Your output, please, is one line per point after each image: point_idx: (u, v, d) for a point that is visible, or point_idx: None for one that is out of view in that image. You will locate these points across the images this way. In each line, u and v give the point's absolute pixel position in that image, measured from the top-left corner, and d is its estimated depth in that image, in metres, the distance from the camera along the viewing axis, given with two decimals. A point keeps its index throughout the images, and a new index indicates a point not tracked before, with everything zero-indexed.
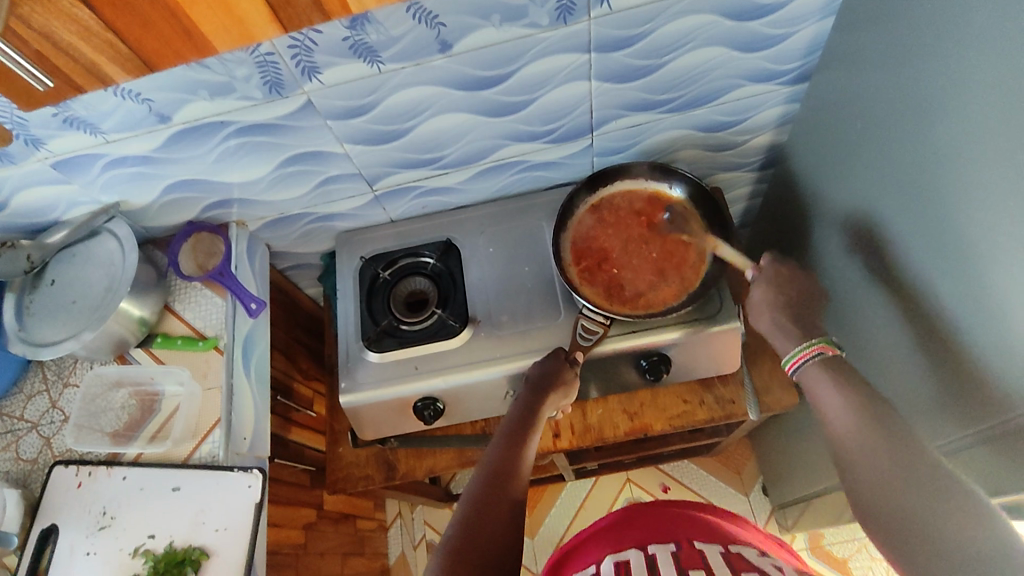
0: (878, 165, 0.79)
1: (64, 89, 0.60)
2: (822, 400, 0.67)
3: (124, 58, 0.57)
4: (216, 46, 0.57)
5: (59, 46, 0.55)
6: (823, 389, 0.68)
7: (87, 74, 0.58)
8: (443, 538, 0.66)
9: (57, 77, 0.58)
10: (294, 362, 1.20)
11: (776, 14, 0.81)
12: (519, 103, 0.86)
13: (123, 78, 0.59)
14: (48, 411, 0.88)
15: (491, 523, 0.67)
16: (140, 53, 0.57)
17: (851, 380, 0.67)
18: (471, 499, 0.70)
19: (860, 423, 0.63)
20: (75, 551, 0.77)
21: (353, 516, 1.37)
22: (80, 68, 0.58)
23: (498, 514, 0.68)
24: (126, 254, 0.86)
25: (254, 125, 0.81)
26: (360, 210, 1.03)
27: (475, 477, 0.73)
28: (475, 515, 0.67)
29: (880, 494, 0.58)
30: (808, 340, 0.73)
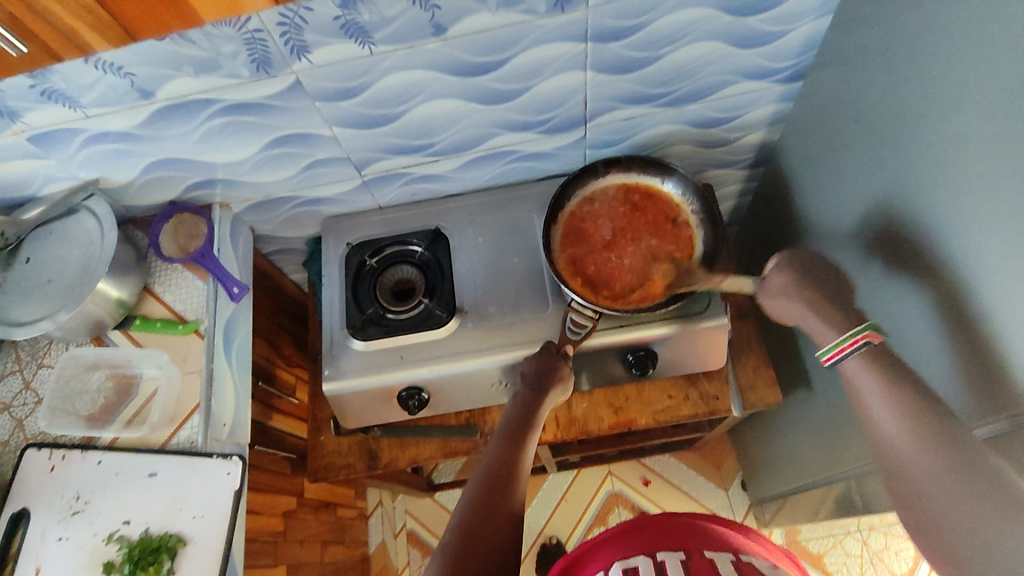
0: (870, 166, 0.79)
1: (39, 55, 0.61)
2: (858, 389, 0.66)
3: (101, 25, 0.59)
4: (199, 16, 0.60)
5: (39, 15, 0.57)
6: (860, 377, 0.66)
7: (66, 42, 0.61)
8: (439, 543, 0.66)
9: (34, 43, 0.59)
10: (276, 348, 1.18)
11: (774, 10, 0.80)
12: (513, 91, 0.85)
13: (102, 46, 0.62)
14: (21, 392, 0.85)
15: (495, 527, 0.67)
16: (119, 20, 0.59)
17: (892, 369, 0.64)
18: (468, 503, 0.69)
19: (901, 422, 0.61)
20: (46, 536, 0.75)
21: (333, 504, 1.36)
22: (59, 36, 0.60)
23: (495, 517, 0.68)
24: (105, 233, 0.84)
25: (240, 104, 0.79)
26: (347, 195, 1.01)
27: (473, 481, 0.73)
28: (477, 520, 0.67)
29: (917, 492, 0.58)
30: (853, 329, 0.68)
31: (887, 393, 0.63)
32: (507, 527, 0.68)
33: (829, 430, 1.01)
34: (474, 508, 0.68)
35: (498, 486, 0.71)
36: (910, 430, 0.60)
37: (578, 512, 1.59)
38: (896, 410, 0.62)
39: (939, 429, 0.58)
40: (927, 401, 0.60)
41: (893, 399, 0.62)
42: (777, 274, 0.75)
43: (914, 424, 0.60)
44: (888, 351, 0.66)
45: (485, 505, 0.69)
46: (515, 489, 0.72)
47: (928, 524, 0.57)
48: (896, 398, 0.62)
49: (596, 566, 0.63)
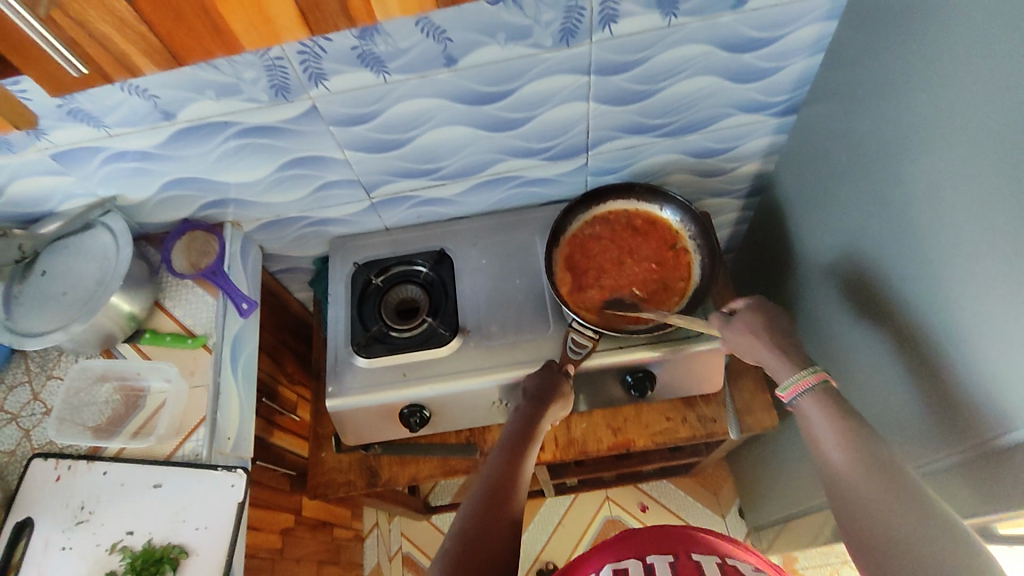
0: (863, 197, 0.82)
1: (94, 78, 0.63)
2: (811, 423, 0.70)
3: (154, 50, 0.61)
4: (242, 44, 0.62)
5: (100, 40, 0.59)
6: (812, 412, 0.70)
7: (117, 62, 0.62)
8: (438, 554, 0.67)
9: (91, 65, 0.61)
10: (280, 364, 1.19)
11: (768, 48, 0.85)
12: (519, 119, 0.88)
13: (149, 68, 0.63)
14: (29, 402, 0.87)
15: (495, 534, 0.68)
16: (168, 46, 0.61)
17: (842, 406, 0.69)
18: (468, 516, 0.70)
19: (852, 451, 0.64)
20: (50, 545, 0.76)
21: (330, 524, 1.36)
22: (111, 58, 0.62)
23: (493, 531, 0.69)
24: (121, 248, 0.86)
25: (257, 127, 0.82)
26: (355, 216, 1.04)
27: (473, 493, 0.74)
28: (478, 528, 0.68)
29: (862, 513, 0.59)
30: (808, 367, 0.75)
31: (837, 425, 0.67)
32: (505, 541, 0.68)
33: None
34: (476, 517, 0.70)
35: (499, 496, 0.72)
36: (857, 457, 0.63)
37: (575, 537, 1.59)
38: (842, 441, 0.65)
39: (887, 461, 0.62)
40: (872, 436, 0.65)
41: (841, 430, 0.66)
42: (746, 313, 0.84)
43: (863, 455, 0.63)
44: (838, 391, 0.72)
45: (482, 518, 0.69)
46: (516, 500, 0.73)
47: (869, 543, 0.57)
48: (846, 429, 0.66)
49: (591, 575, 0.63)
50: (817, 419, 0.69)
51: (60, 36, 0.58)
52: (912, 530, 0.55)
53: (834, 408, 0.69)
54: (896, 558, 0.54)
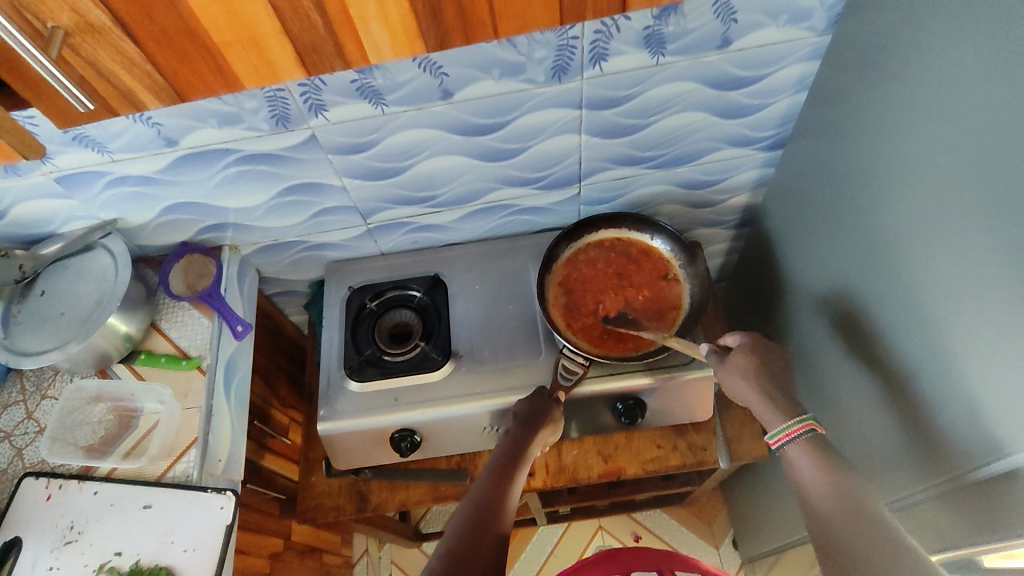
0: (848, 230, 0.84)
1: (100, 112, 0.59)
2: (799, 470, 0.73)
3: (159, 87, 0.56)
4: (246, 83, 0.58)
5: (103, 74, 0.54)
6: (801, 458, 0.74)
7: (123, 100, 0.58)
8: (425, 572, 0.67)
9: (97, 102, 0.57)
10: (273, 387, 1.20)
11: (753, 86, 0.88)
12: (513, 150, 0.91)
13: (154, 105, 0.59)
14: (22, 421, 0.87)
15: (479, 559, 0.68)
16: (173, 83, 0.56)
17: (829, 456, 0.73)
18: (456, 535, 0.71)
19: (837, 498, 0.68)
20: (37, 565, 0.76)
21: (319, 550, 1.35)
22: (117, 94, 0.57)
23: (481, 551, 0.69)
24: (120, 270, 0.88)
25: (257, 154, 0.84)
26: (352, 241, 1.06)
27: (460, 514, 0.74)
28: (462, 551, 0.69)
29: (843, 549, 0.63)
30: (797, 418, 0.78)
31: (824, 469, 0.71)
32: (491, 561, 0.69)
33: None
34: (461, 540, 0.70)
35: (484, 521, 0.73)
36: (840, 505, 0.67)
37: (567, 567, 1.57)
38: (828, 484, 0.70)
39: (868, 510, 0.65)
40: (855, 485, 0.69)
41: (828, 473, 0.71)
42: (739, 355, 0.85)
43: (846, 503, 0.67)
44: (828, 441, 0.75)
45: (472, 538, 0.70)
46: (500, 527, 0.73)
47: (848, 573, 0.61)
48: (830, 474, 0.70)
49: None
50: (804, 462, 0.73)
51: (68, 75, 0.53)
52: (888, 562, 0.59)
53: (823, 457, 0.73)
54: None
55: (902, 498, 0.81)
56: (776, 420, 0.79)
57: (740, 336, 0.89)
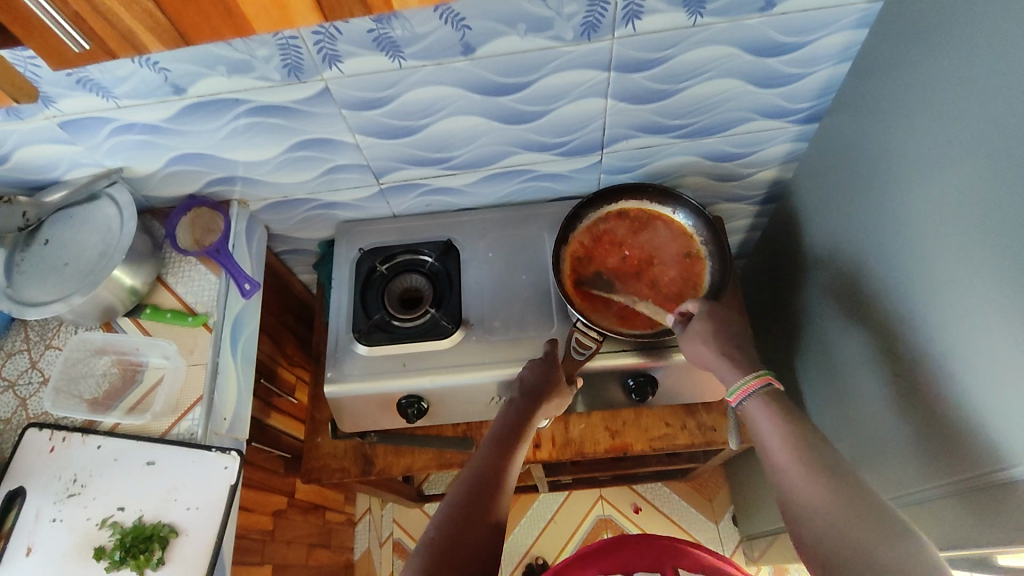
0: (882, 211, 0.80)
1: (97, 53, 0.56)
2: (756, 424, 0.72)
3: (161, 28, 0.54)
4: (256, 28, 0.55)
5: (99, 10, 0.52)
6: (757, 410, 0.73)
7: (121, 41, 0.55)
8: (421, 539, 0.67)
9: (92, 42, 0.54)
10: (279, 346, 1.19)
11: (794, 54, 0.82)
12: (535, 112, 0.86)
13: (157, 49, 0.57)
14: (27, 370, 0.86)
15: (475, 532, 0.67)
16: (176, 24, 0.54)
17: (783, 407, 0.72)
18: (453, 504, 0.70)
19: (794, 453, 0.67)
20: (40, 516, 0.75)
21: (323, 507, 1.36)
22: (116, 34, 0.55)
23: (477, 522, 0.68)
24: (125, 221, 0.85)
25: (268, 106, 0.81)
26: (363, 201, 1.02)
27: (459, 484, 0.73)
28: (458, 520, 0.68)
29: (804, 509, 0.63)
30: (753, 373, 0.77)
31: (778, 421, 0.71)
32: (486, 528, 0.68)
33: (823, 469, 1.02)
34: (456, 510, 0.69)
35: (482, 493, 0.71)
36: (796, 459, 0.66)
37: (566, 535, 1.59)
38: (790, 448, 0.68)
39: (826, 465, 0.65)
40: (811, 439, 0.68)
41: (789, 429, 0.69)
42: (695, 319, 0.83)
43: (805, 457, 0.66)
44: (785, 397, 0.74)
45: (470, 509, 0.69)
46: (498, 498, 0.72)
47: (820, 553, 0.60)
48: (785, 426, 0.70)
49: None
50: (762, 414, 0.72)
51: (61, 9, 0.51)
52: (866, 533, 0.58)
53: (780, 411, 0.72)
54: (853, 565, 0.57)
55: (916, 493, 0.79)
56: (733, 378, 0.78)
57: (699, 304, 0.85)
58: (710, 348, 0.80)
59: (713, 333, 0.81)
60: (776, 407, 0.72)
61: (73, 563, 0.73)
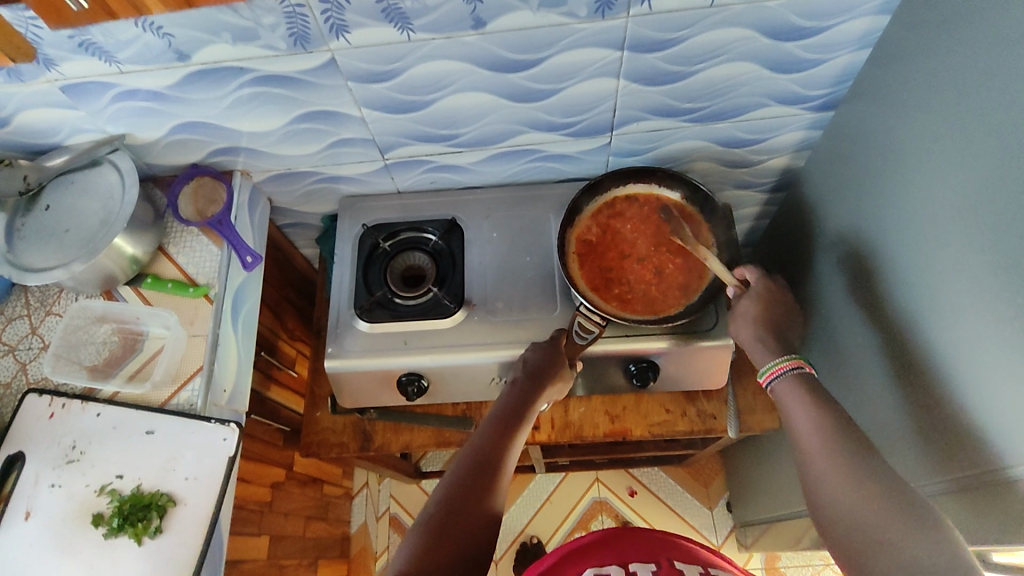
0: (895, 204, 0.79)
1: None
2: (788, 408, 0.73)
3: None
4: None
5: None
6: (788, 393, 0.74)
7: None
8: (420, 514, 0.67)
9: None
10: (280, 320, 1.18)
11: (813, 38, 0.80)
12: (545, 91, 0.85)
13: None
14: (27, 336, 0.86)
15: (471, 510, 0.67)
16: None
17: (817, 392, 0.72)
18: (451, 482, 0.70)
19: (822, 439, 0.67)
20: (40, 481, 0.76)
21: (321, 480, 1.37)
22: None
23: (475, 501, 0.68)
24: (126, 189, 0.84)
25: (273, 75, 0.79)
26: (367, 176, 1.01)
27: (458, 462, 0.73)
28: (456, 497, 0.68)
29: (830, 498, 0.63)
30: (788, 355, 0.78)
31: (809, 407, 0.71)
32: (482, 506, 0.68)
33: None
34: (454, 488, 0.69)
35: (481, 472, 0.71)
36: (827, 444, 0.66)
37: (561, 515, 1.60)
38: (821, 433, 0.68)
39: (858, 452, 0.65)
40: (846, 426, 0.68)
41: (819, 415, 0.69)
42: (746, 301, 0.84)
43: (835, 444, 0.66)
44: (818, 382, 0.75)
45: (466, 487, 0.69)
46: (497, 478, 0.72)
47: (859, 556, 0.59)
48: (817, 412, 0.70)
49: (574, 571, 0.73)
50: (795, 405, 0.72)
51: None
52: (891, 526, 0.58)
53: (812, 396, 0.72)
54: (878, 558, 0.58)
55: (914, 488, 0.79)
56: (766, 360, 0.79)
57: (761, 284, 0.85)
58: (751, 330, 0.82)
59: (761, 317, 0.82)
60: (808, 392, 0.73)
61: (70, 528, 0.74)
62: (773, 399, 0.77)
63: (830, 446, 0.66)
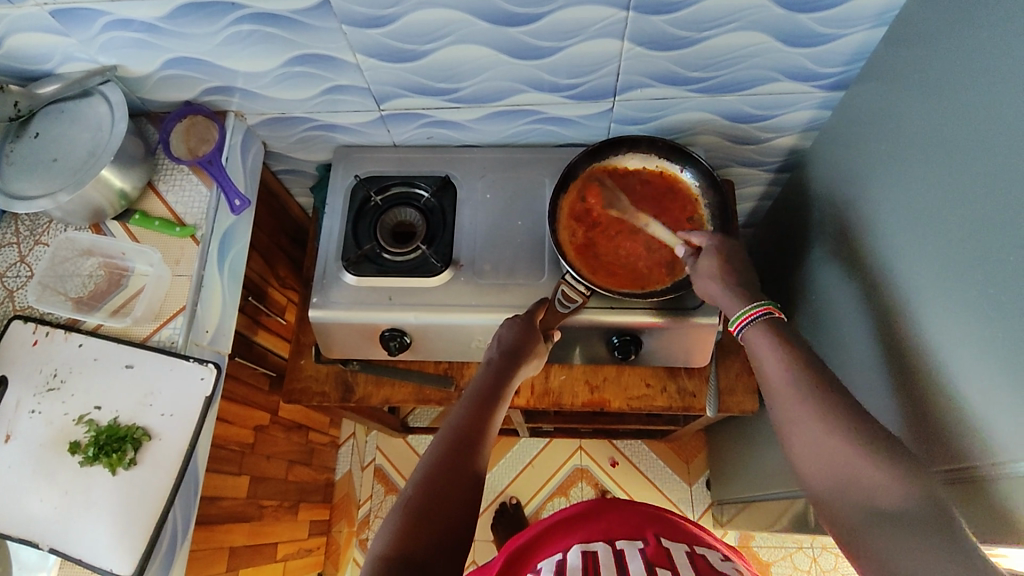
0: (899, 192, 0.76)
1: None
2: (757, 353, 0.72)
3: None
4: None
5: None
6: (759, 340, 0.72)
7: None
8: (402, 497, 0.67)
9: None
10: (271, 266, 1.19)
11: (829, 12, 0.77)
12: (546, 49, 0.82)
13: None
14: (16, 264, 0.87)
15: (456, 491, 0.67)
16: None
17: (789, 337, 0.70)
18: (429, 465, 0.69)
19: (793, 384, 0.66)
20: (20, 407, 0.77)
21: (306, 427, 1.39)
22: None
23: (455, 483, 0.68)
24: (116, 121, 0.83)
25: (267, 13, 0.77)
26: (363, 126, 0.99)
27: (439, 441, 0.72)
28: (440, 478, 0.68)
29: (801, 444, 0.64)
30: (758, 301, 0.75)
31: (779, 352, 0.69)
32: (466, 487, 0.68)
33: None
34: (438, 467, 0.68)
35: (463, 450, 0.71)
36: (798, 390, 0.66)
37: (542, 480, 1.62)
38: (793, 380, 0.67)
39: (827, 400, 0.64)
40: (821, 373, 0.66)
41: (790, 360, 0.68)
42: (706, 256, 0.81)
43: (806, 388, 0.65)
44: (789, 326, 0.73)
45: (445, 471, 0.68)
46: (479, 455, 0.71)
47: (834, 498, 0.61)
48: (789, 358, 0.68)
49: (566, 538, 0.76)
50: (770, 349, 0.70)
51: None
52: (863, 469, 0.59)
53: (782, 339, 0.70)
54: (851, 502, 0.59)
55: None
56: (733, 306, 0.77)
57: (708, 238, 0.83)
58: (718, 285, 0.79)
59: (722, 269, 0.79)
60: (778, 336, 0.71)
61: (48, 454, 0.75)
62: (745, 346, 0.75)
63: (801, 392, 0.65)
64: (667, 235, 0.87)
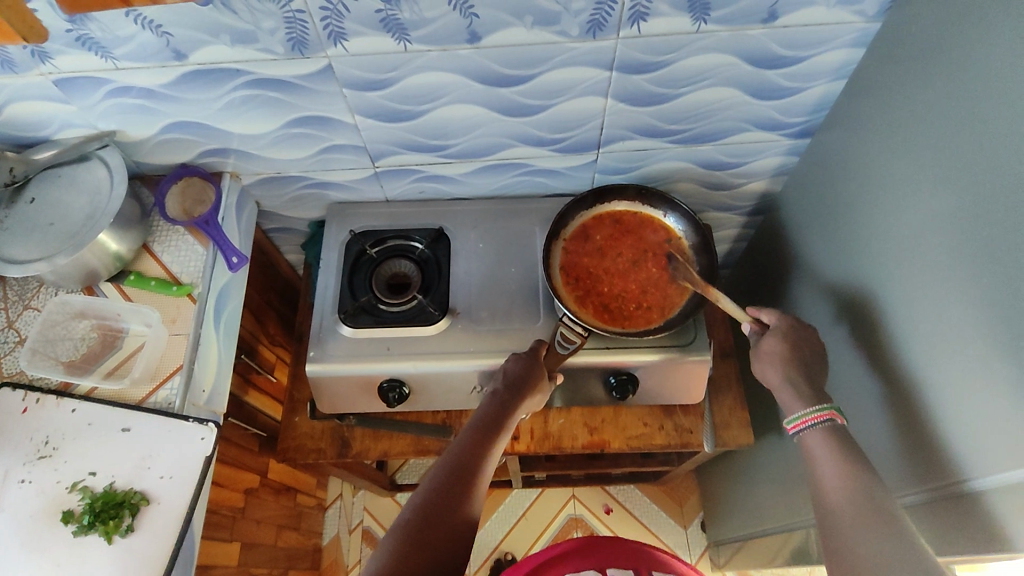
0: (871, 226, 0.82)
1: None
2: (813, 456, 0.73)
3: None
4: None
5: None
6: (817, 444, 0.74)
7: None
8: (397, 521, 0.67)
9: None
10: (261, 324, 1.18)
11: (793, 68, 0.84)
12: (535, 106, 0.87)
13: None
14: (3, 329, 0.85)
15: (449, 521, 0.67)
16: None
17: (847, 446, 0.72)
18: (426, 492, 0.70)
19: (845, 488, 0.68)
20: (9, 477, 0.74)
21: (294, 490, 1.35)
22: None
23: (450, 510, 0.68)
24: (115, 185, 0.84)
25: (268, 79, 0.80)
26: (356, 182, 1.02)
27: (437, 469, 0.73)
28: (435, 504, 0.68)
29: (843, 540, 0.65)
30: (818, 405, 0.77)
31: (836, 459, 0.71)
32: (461, 518, 0.68)
33: (797, 479, 1.03)
34: (433, 495, 0.69)
35: (459, 480, 0.71)
36: (849, 492, 0.68)
37: (536, 532, 1.59)
38: (847, 485, 0.68)
39: (878, 502, 0.66)
40: (871, 476, 0.68)
41: (847, 467, 0.70)
42: (769, 338, 0.84)
43: (856, 493, 0.67)
44: (848, 433, 0.74)
45: (441, 497, 0.69)
46: (474, 487, 0.72)
47: None
48: (845, 464, 0.70)
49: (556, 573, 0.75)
50: (826, 455, 0.72)
51: None
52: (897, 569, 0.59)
53: (840, 446, 0.72)
54: None
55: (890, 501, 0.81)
56: (794, 406, 0.78)
57: (777, 318, 0.86)
58: (780, 371, 0.81)
59: (783, 355, 0.82)
60: (836, 443, 0.73)
61: (39, 526, 0.72)
62: (801, 448, 0.77)
63: (852, 495, 0.67)
64: (730, 305, 0.83)
